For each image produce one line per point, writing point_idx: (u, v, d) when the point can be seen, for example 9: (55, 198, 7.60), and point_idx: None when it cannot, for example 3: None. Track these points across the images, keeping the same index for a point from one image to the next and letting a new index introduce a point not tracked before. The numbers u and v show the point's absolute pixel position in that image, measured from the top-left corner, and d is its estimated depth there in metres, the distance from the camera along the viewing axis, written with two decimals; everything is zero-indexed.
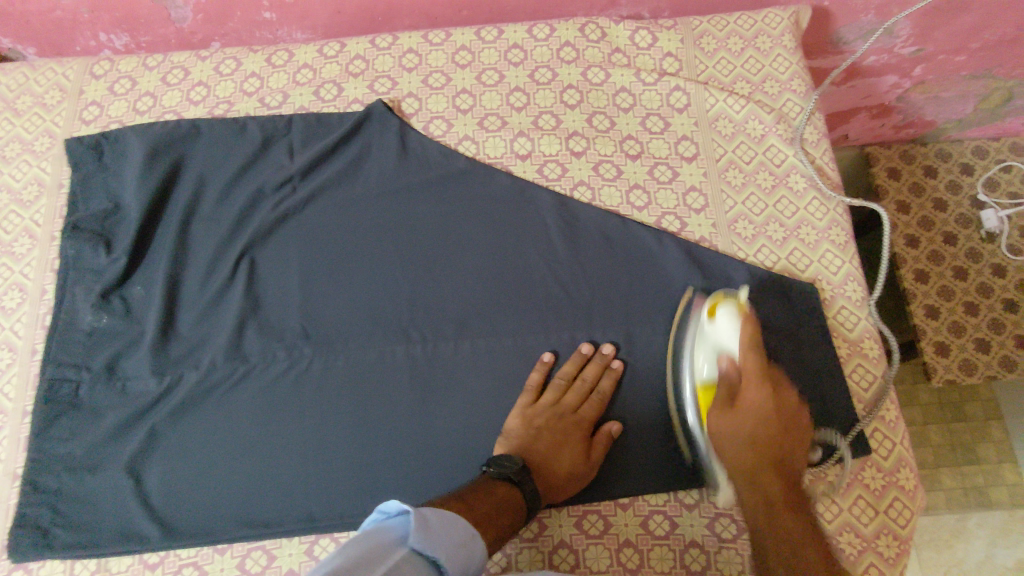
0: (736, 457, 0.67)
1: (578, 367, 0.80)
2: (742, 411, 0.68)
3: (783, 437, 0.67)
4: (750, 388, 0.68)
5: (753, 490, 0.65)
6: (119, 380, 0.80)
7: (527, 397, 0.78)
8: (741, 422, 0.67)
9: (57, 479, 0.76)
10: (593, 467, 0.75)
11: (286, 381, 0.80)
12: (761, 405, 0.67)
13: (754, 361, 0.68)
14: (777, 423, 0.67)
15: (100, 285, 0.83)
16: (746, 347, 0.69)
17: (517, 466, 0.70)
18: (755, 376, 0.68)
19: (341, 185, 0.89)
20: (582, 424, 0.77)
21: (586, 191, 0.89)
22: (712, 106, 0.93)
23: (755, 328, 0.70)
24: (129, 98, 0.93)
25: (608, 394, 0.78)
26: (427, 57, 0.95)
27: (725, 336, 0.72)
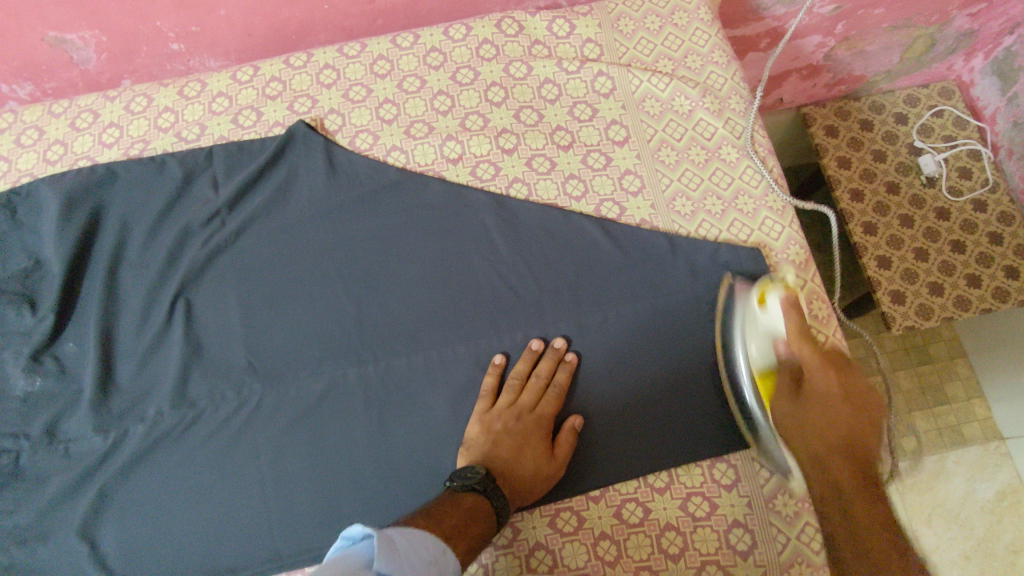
0: (807, 454, 0.66)
1: (530, 365, 0.79)
2: (811, 401, 0.67)
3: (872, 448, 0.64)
4: (808, 353, 0.68)
5: (826, 442, 0.64)
6: (61, 443, 0.77)
7: (482, 403, 0.77)
8: (815, 411, 0.67)
9: (6, 554, 0.72)
10: (560, 462, 0.74)
11: (238, 420, 0.77)
12: (831, 394, 0.66)
13: (806, 344, 0.68)
14: (844, 399, 0.66)
15: (29, 347, 0.79)
16: (794, 321, 0.70)
17: (480, 475, 0.68)
18: (815, 365, 0.68)
19: (272, 211, 0.86)
20: (543, 421, 0.75)
21: (522, 188, 0.88)
22: (637, 88, 0.93)
23: (800, 319, 0.70)
24: (38, 149, 0.89)
25: (565, 387, 0.77)
26: (345, 71, 0.93)
27: (772, 322, 0.73)
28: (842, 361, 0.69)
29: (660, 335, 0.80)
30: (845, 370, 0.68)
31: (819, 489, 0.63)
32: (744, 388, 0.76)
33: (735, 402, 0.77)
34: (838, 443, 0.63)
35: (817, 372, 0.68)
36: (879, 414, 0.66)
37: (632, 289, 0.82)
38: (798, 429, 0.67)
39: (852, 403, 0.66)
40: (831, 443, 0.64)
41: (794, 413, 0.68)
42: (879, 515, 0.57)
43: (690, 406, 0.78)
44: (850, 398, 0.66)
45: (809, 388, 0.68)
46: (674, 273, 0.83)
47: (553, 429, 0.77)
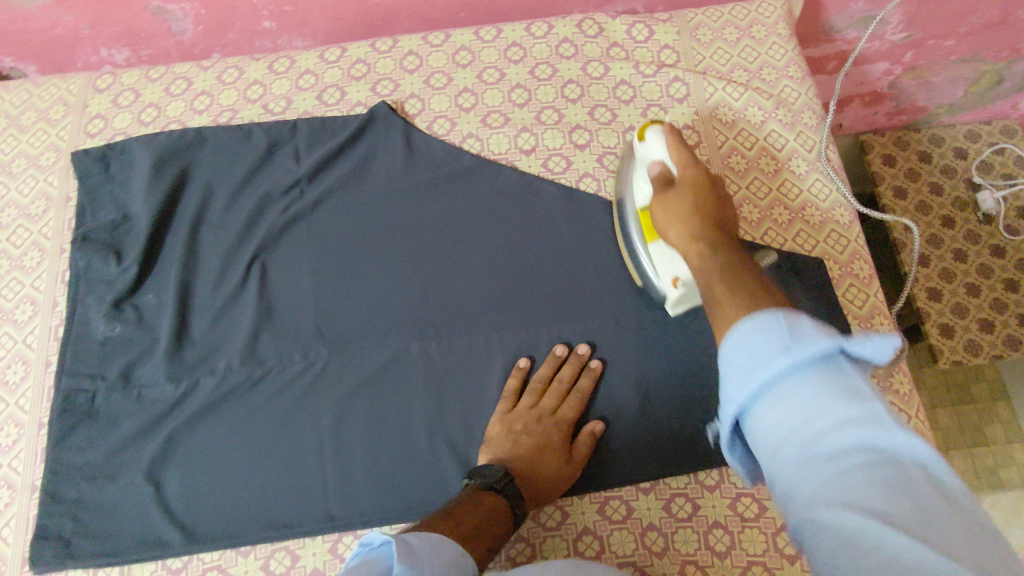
0: (675, 219, 0.63)
1: (554, 369, 0.79)
2: (678, 197, 0.65)
3: (710, 191, 0.65)
4: (684, 168, 0.67)
5: (704, 211, 0.62)
6: (134, 388, 0.80)
7: (505, 404, 0.78)
8: (678, 206, 0.64)
9: (76, 488, 0.75)
10: (578, 465, 0.74)
11: (303, 382, 0.80)
12: (697, 182, 0.65)
13: (685, 161, 0.68)
14: (709, 190, 0.65)
15: (113, 294, 0.83)
16: (681, 156, 0.68)
17: (499, 475, 0.69)
18: (689, 173, 0.66)
19: (350, 185, 0.89)
20: (563, 424, 0.76)
21: (591, 183, 0.90)
22: (711, 96, 0.94)
23: (680, 143, 0.69)
24: (134, 110, 0.94)
25: (586, 392, 0.78)
26: (428, 58, 0.96)
27: (653, 150, 0.72)
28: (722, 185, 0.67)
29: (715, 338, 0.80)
30: (717, 179, 0.67)
31: (683, 248, 0.61)
32: (630, 220, 0.78)
33: (626, 243, 0.81)
34: (709, 212, 0.62)
35: (685, 169, 0.67)
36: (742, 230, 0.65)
37: None
38: (660, 207, 0.66)
39: (719, 200, 0.64)
40: (702, 211, 0.62)
41: (662, 225, 0.65)
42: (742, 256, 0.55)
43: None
44: (714, 182, 0.66)
45: (678, 186, 0.66)
46: None
47: (573, 432, 0.77)
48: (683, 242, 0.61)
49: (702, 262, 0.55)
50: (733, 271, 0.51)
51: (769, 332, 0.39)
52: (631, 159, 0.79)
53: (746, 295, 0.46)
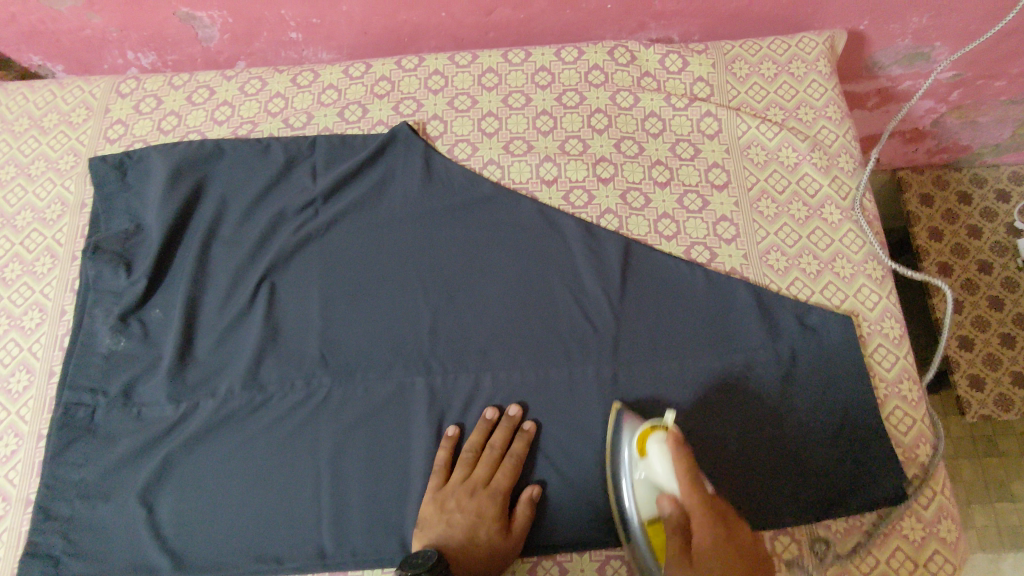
0: None
1: (484, 435, 0.76)
2: (700, 554, 0.59)
3: (740, 559, 0.59)
4: (698, 518, 0.59)
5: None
6: (135, 405, 0.78)
7: (436, 479, 0.74)
8: (702, 564, 0.58)
9: (70, 506, 0.74)
10: (517, 539, 0.70)
11: (303, 411, 0.78)
12: (722, 546, 0.59)
13: (696, 492, 0.61)
14: (734, 556, 0.59)
15: (120, 307, 0.82)
16: (683, 484, 0.61)
17: (429, 560, 0.65)
18: (703, 508, 0.60)
19: (365, 208, 0.87)
20: (498, 495, 0.72)
21: (613, 219, 0.87)
22: (744, 133, 0.91)
23: (687, 460, 0.63)
24: (154, 118, 0.92)
25: (519, 457, 0.74)
26: (453, 79, 0.94)
27: (656, 475, 0.65)
28: (728, 513, 0.62)
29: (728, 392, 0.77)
30: (727, 512, 0.62)
31: None
32: (624, 459, 0.70)
33: (625, 532, 0.69)
34: None
35: (699, 512, 0.60)
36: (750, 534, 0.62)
37: (712, 342, 0.80)
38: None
39: (745, 564, 0.59)
40: None
41: None
42: None
43: (749, 474, 0.74)
44: (747, 554, 0.60)
45: (694, 543, 0.60)
46: (760, 328, 0.80)
47: (511, 501, 0.74)
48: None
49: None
50: None
51: None
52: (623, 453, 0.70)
53: None
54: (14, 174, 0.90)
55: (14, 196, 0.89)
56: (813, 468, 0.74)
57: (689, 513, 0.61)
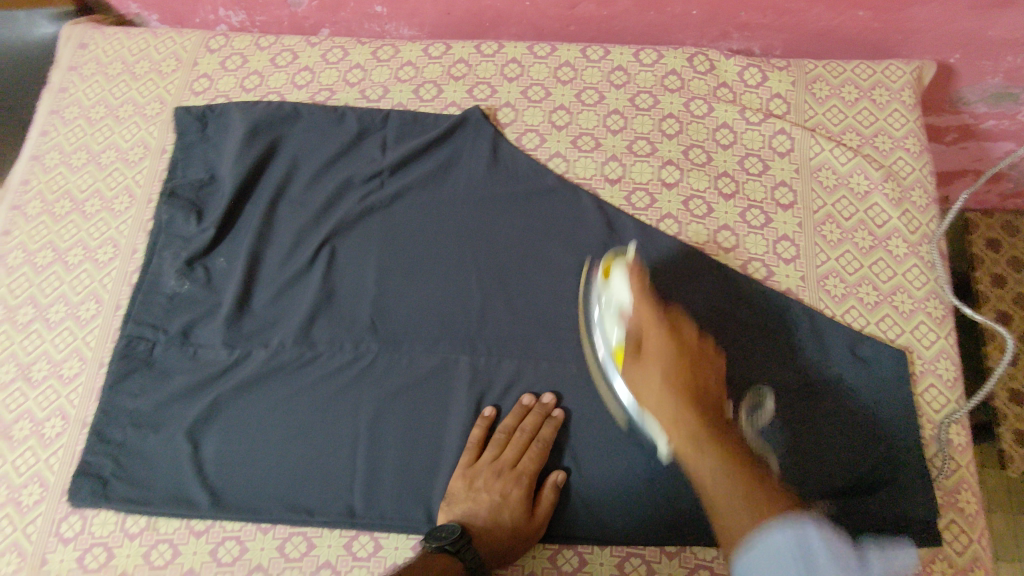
0: (661, 405, 0.66)
1: (518, 419, 0.77)
2: (647, 360, 0.69)
3: (688, 377, 0.66)
4: (641, 305, 0.72)
5: (683, 394, 0.65)
6: (191, 347, 0.81)
7: (467, 456, 0.75)
8: (652, 374, 0.68)
9: (122, 433, 0.78)
10: (538, 524, 0.72)
11: (348, 373, 0.80)
12: (665, 352, 0.68)
13: (647, 312, 0.71)
14: (683, 355, 0.68)
15: (187, 252, 0.85)
16: (636, 299, 0.72)
17: (452, 536, 0.68)
18: (654, 324, 0.70)
19: (430, 185, 0.89)
20: (523, 478, 0.74)
21: (672, 225, 0.87)
22: (816, 155, 0.89)
23: (638, 276, 0.74)
24: (238, 75, 0.96)
25: (549, 444, 0.75)
26: (530, 68, 0.95)
27: (619, 293, 0.74)
28: (700, 344, 0.70)
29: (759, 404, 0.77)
30: (680, 324, 0.72)
31: (692, 453, 0.62)
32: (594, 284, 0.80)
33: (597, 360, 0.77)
34: (699, 401, 0.65)
35: (654, 341, 0.69)
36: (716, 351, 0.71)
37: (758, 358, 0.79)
38: (642, 382, 0.68)
39: (695, 363, 0.68)
40: (689, 403, 0.65)
41: (651, 401, 0.67)
42: (753, 471, 0.59)
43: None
44: (698, 346, 0.70)
45: (643, 343, 0.70)
46: (808, 352, 0.79)
47: (537, 486, 0.75)
48: (669, 417, 0.65)
49: (699, 448, 0.61)
50: (728, 477, 0.58)
51: (778, 541, 0.54)
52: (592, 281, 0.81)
53: (757, 521, 0.55)
54: (103, 114, 0.94)
55: (101, 135, 0.93)
56: (837, 492, 0.73)
57: (643, 329, 0.71)
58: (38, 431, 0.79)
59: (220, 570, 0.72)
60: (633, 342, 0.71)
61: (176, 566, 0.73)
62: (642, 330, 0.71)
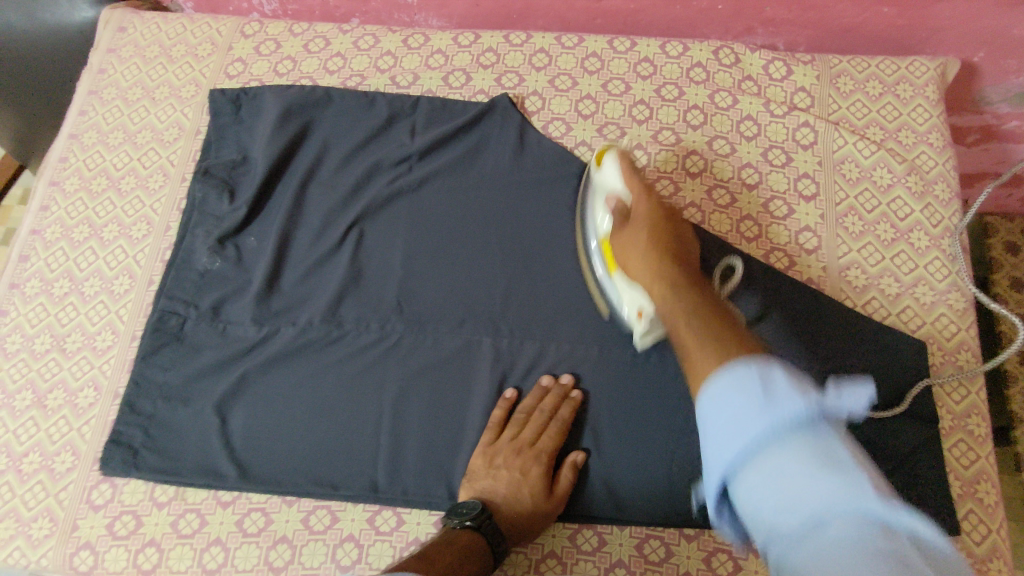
0: (636, 247, 0.68)
1: (537, 399, 0.78)
2: (631, 227, 0.71)
3: (665, 225, 0.69)
4: (640, 202, 0.72)
5: (661, 247, 0.67)
6: (221, 322, 0.83)
7: (487, 436, 0.76)
8: (632, 232, 0.70)
9: (153, 404, 0.79)
10: (558, 499, 0.73)
11: (374, 352, 0.82)
12: (647, 211, 0.71)
13: (635, 182, 0.74)
14: (661, 216, 0.71)
15: (219, 230, 0.87)
16: (628, 182, 0.74)
17: (474, 512, 0.69)
18: (637, 189, 0.73)
19: (457, 170, 0.90)
20: (543, 456, 0.74)
21: (695, 214, 0.88)
22: (839, 148, 0.90)
23: (629, 163, 0.76)
24: (272, 60, 0.98)
25: (567, 423, 0.76)
26: (557, 58, 0.96)
27: (611, 178, 0.77)
28: (678, 222, 0.72)
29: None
30: (670, 212, 0.73)
31: (659, 294, 0.62)
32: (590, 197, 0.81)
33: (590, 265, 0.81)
34: (672, 254, 0.65)
35: (641, 202, 0.72)
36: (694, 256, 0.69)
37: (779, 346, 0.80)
38: (625, 248, 0.70)
39: (670, 225, 0.70)
40: (663, 257, 0.65)
41: (630, 264, 0.69)
42: (710, 304, 0.57)
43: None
44: (682, 237, 0.70)
45: (631, 211, 0.72)
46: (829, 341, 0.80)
47: (556, 464, 0.76)
48: (645, 276, 0.65)
49: (669, 296, 0.60)
50: (698, 306, 0.57)
51: (739, 372, 0.44)
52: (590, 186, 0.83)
53: (717, 351, 0.48)
54: (140, 96, 0.97)
55: (137, 116, 0.96)
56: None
57: (630, 207, 0.73)
58: (71, 401, 0.80)
59: (246, 540, 0.74)
60: (620, 214, 0.73)
61: (203, 535, 0.74)
62: (630, 206, 0.73)
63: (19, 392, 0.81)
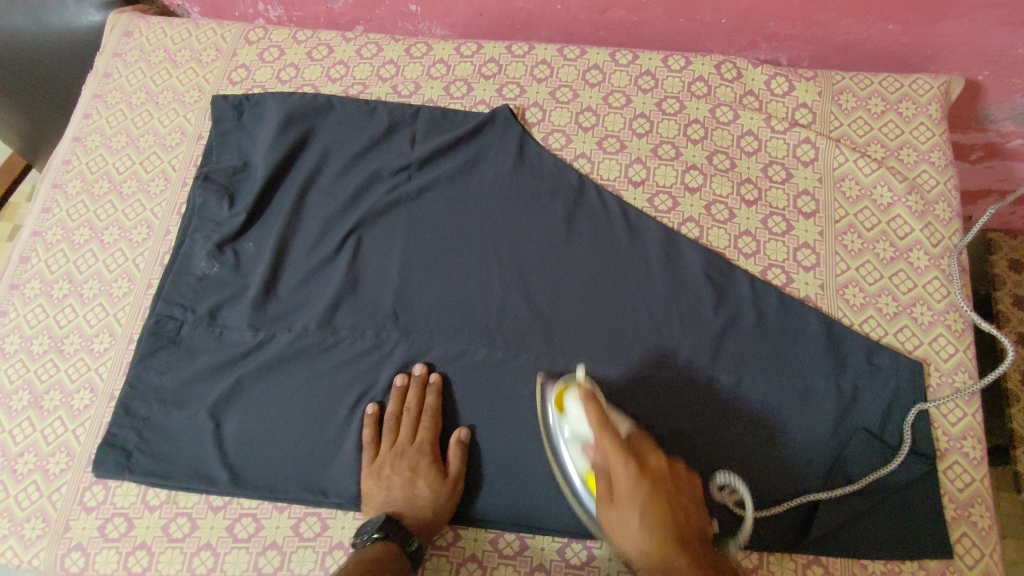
0: (635, 545, 0.60)
1: (400, 399, 0.79)
2: (622, 502, 0.62)
3: (660, 493, 0.61)
4: (623, 480, 0.62)
5: (664, 548, 0.59)
6: (218, 327, 0.83)
7: (366, 448, 0.77)
8: (624, 532, 0.61)
9: (148, 407, 0.80)
10: (453, 482, 0.75)
11: (369, 360, 0.82)
12: (629, 484, 0.62)
13: (608, 442, 0.64)
14: (654, 490, 0.61)
15: (218, 235, 0.87)
16: (597, 431, 0.65)
17: (379, 524, 0.70)
18: (613, 450, 0.63)
19: (456, 180, 0.91)
20: (425, 450, 0.77)
21: (693, 229, 0.87)
22: (840, 165, 0.90)
23: (596, 409, 0.67)
24: (275, 67, 0.98)
25: (435, 410, 0.78)
26: (559, 70, 0.96)
27: (579, 425, 0.69)
28: (647, 450, 0.66)
29: (761, 403, 0.78)
30: (641, 448, 0.65)
31: None
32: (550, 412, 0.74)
33: (555, 448, 0.73)
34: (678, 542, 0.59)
35: (622, 477, 0.62)
36: (688, 498, 0.64)
37: (774, 365, 0.80)
38: (619, 531, 0.62)
39: (665, 492, 0.62)
40: (666, 527, 0.60)
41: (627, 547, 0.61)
42: None
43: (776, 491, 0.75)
44: (670, 477, 0.64)
45: (613, 487, 0.63)
46: (824, 358, 0.80)
47: (441, 452, 0.78)
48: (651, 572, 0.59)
49: None
50: None
51: None
52: (545, 392, 0.76)
53: None
54: (144, 100, 0.97)
55: (141, 120, 0.96)
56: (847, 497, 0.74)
57: (606, 461, 0.65)
58: (67, 402, 0.81)
59: (236, 545, 0.74)
60: (599, 474, 0.66)
61: (193, 539, 0.74)
62: (609, 462, 0.64)
63: (16, 392, 0.82)
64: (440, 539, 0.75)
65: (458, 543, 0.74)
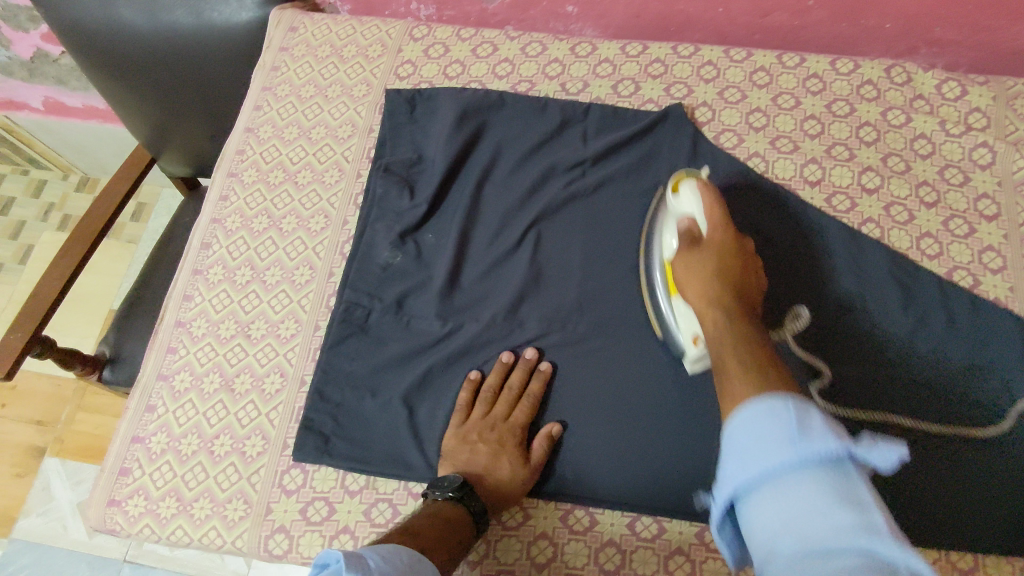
0: (700, 268, 0.71)
1: (502, 376, 0.80)
2: (703, 248, 0.73)
3: (732, 259, 0.72)
4: (715, 231, 0.74)
5: (724, 292, 0.68)
6: (406, 316, 0.84)
7: (456, 416, 0.78)
8: (693, 256, 0.72)
9: (341, 394, 0.80)
10: (534, 468, 0.75)
11: (558, 352, 0.82)
12: (718, 242, 0.73)
13: (716, 216, 0.75)
14: (734, 255, 0.72)
15: (401, 225, 0.88)
16: (708, 208, 0.76)
17: (454, 485, 0.70)
18: (714, 222, 0.75)
19: (631, 176, 0.91)
20: (516, 429, 0.76)
21: (874, 229, 0.87)
22: (1019, 169, 0.89)
23: (713, 205, 0.76)
24: (441, 63, 1.00)
25: (538, 395, 0.78)
26: (725, 71, 0.97)
27: (687, 206, 0.78)
28: (748, 255, 0.74)
29: (961, 402, 0.77)
30: (741, 243, 0.75)
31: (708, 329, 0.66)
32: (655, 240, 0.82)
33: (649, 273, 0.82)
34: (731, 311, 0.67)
35: (715, 236, 0.74)
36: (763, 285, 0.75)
37: (971, 365, 0.79)
38: (685, 262, 0.73)
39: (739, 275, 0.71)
40: (723, 296, 0.68)
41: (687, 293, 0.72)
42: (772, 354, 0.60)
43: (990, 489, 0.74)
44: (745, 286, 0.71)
45: (700, 241, 0.74)
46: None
47: (529, 436, 0.78)
48: (700, 302, 0.69)
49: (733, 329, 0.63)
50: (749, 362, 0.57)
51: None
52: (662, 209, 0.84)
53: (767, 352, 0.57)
54: (314, 94, 0.99)
55: (312, 113, 0.98)
56: None
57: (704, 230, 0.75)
58: (258, 386, 0.82)
59: None
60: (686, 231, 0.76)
61: None
62: (707, 233, 0.75)
63: (207, 375, 0.83)
64: (645, 531, 0.74)
65: (664, 535, 0.74)
